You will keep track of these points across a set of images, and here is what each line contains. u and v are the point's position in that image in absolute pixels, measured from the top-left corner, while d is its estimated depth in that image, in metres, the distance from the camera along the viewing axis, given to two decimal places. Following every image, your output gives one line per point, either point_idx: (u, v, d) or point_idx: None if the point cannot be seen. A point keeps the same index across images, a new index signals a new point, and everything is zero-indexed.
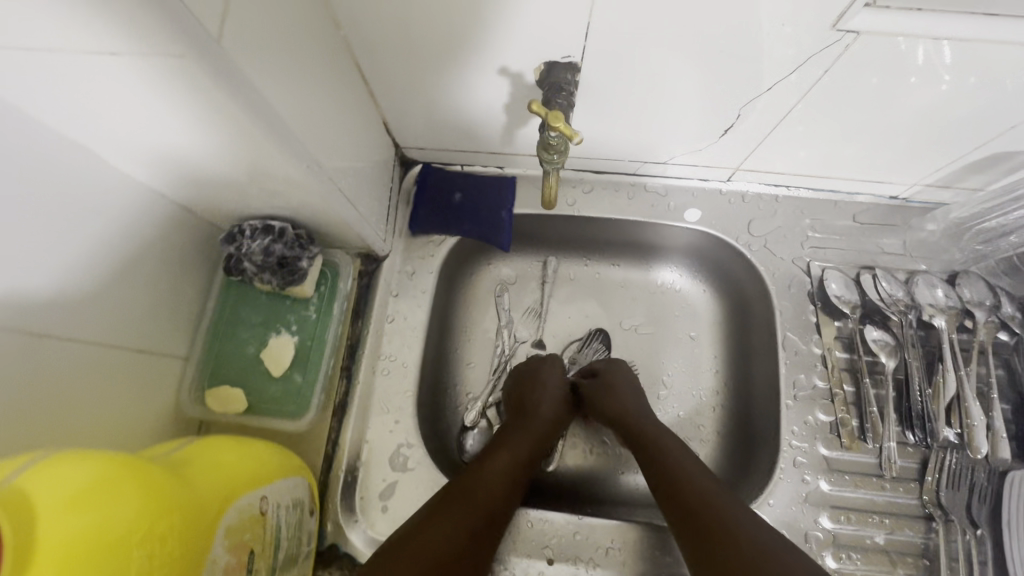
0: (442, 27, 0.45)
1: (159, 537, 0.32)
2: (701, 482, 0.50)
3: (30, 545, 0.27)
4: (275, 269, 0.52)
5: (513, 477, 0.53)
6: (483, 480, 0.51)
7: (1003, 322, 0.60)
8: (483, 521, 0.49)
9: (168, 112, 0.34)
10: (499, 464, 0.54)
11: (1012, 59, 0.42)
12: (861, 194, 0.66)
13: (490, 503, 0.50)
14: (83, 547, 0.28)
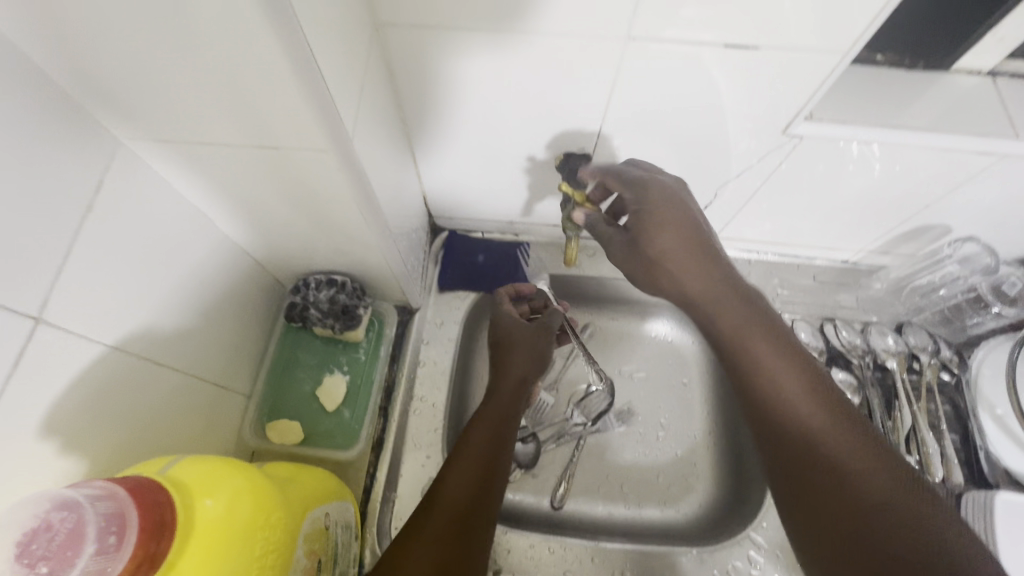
0: (487, 125, 0.59)
1: (272, 527, 0.38)
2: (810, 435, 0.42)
3: (193, 520, 0.34)
4: (337, 316, 0.60)
5: (496, 439, 0.57)
6: (471, 450, 0.55)
7: (944, 363, 0.72)
8: (475, 491, 0.52)
9: (294, 188, 0.44)
10: (482, 431, 0.58)
11: (920, 158, 0.56)
12: (818, 258, 0.79)
13: (482, 469, 0.54)
14: (227, 527, 0.35)
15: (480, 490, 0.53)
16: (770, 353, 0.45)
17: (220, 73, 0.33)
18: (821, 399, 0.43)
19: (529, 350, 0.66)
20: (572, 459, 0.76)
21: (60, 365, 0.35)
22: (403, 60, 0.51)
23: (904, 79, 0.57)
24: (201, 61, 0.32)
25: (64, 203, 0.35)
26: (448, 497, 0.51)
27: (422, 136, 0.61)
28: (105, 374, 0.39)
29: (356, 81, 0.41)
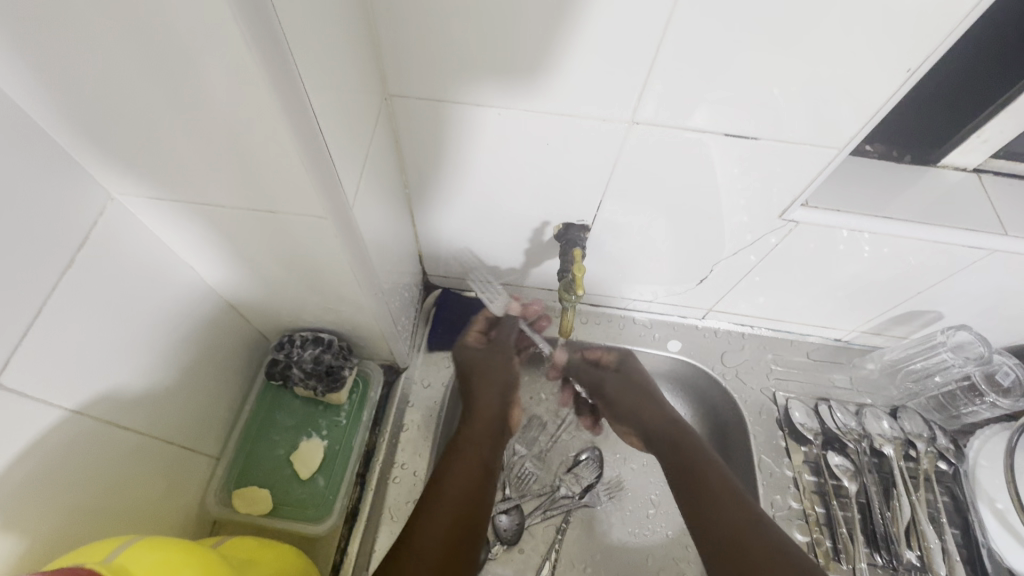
0: (488, 189, 0.59)
1: None
2: (717, 482, 0.56)
3: None
4: (320, 376, 0.57)
5: (473, 484, 0.55)
6: (445, 494, 0.53)
7: (941, 452, 0.70)
8: (452, 521, 0.51)
9: (286, 247, 0.43)
10: (459, 472, 0.55)
11: (911, 247, 0.57)
12: (812, 335, 0.79)
13: (455, 514, 0.52)
14: None
15: (453, 542, 0.50)
16: (720, 487, 0.56)
17: (221, 135, 0.32)
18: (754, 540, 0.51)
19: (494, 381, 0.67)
20: (559, 535, 0.73)
21: (10, 431, 0.32)
22: (410, 126, 0.52)
23: (894, 170, 0.59)
24: (202, 122, 0.31)
25: (37, 255, 0.33)
26: (419, 541, 0.49)
27: (422, 196, 0.61)
28: (59, 439, 0.36)
29: (362, 148, 0.42)
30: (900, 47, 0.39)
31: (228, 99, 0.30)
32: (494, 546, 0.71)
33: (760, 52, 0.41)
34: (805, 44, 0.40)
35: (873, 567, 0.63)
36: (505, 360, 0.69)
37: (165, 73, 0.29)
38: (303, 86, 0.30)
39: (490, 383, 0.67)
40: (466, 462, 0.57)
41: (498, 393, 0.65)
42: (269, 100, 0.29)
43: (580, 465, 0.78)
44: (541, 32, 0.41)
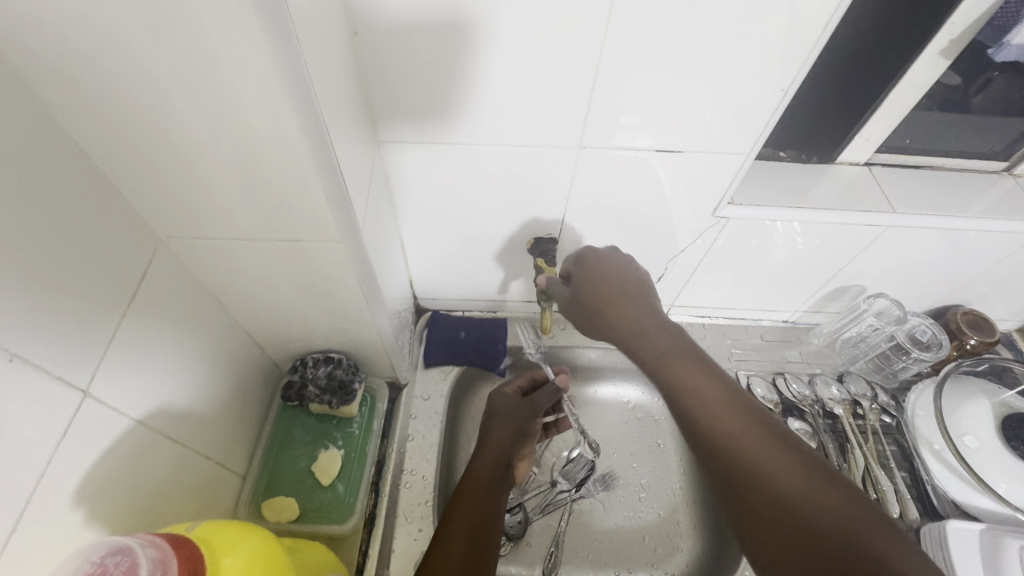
0: (468, 215, 0.68)
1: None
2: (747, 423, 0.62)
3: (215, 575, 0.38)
4: (334, 391, 0.64)
5: (478, 521, 0.57)
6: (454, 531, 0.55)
7: (884, 407, 0.80)
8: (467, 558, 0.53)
9: (305, 274, 0.51)
10: (466, 507, 0.58)
11: (822, 233, 0.69)
12: (764, 319, 0.89)
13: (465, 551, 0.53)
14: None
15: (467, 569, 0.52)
16: None
17: (261, 185, 0.41)
18: None
19: (512, 427, 0.70)
20: (561, 528, 0.79)
21: (90, 433, 0.38)
22: (400, 167, 0.61)
23: (803, 170, 0.71)
24: (244, 171, 0.40)
25: (108, 291, 0.40)
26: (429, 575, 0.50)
27: (411, 226, 0.70)
28: (128, 447, 0.42)
29: (364, 184, 0.50)
30: (777, 71, 0.51)
31: (269, 156, 0.38)
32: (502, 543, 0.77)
33: (673, 86, 0.52)
34: (704, 76, 0.51)
35: None
36: (527, 410, 0.73)
37: (220, 135, 0.37)
38: (328, 143, 0.40)
39: (509, 427, 0.70)
40: (472, 499, 0.59)
41: (513, 440, 0.68)
42: (302, 156, 0.38)
43: (573, 461, 0.84)
44: (500, 82, 0.52)
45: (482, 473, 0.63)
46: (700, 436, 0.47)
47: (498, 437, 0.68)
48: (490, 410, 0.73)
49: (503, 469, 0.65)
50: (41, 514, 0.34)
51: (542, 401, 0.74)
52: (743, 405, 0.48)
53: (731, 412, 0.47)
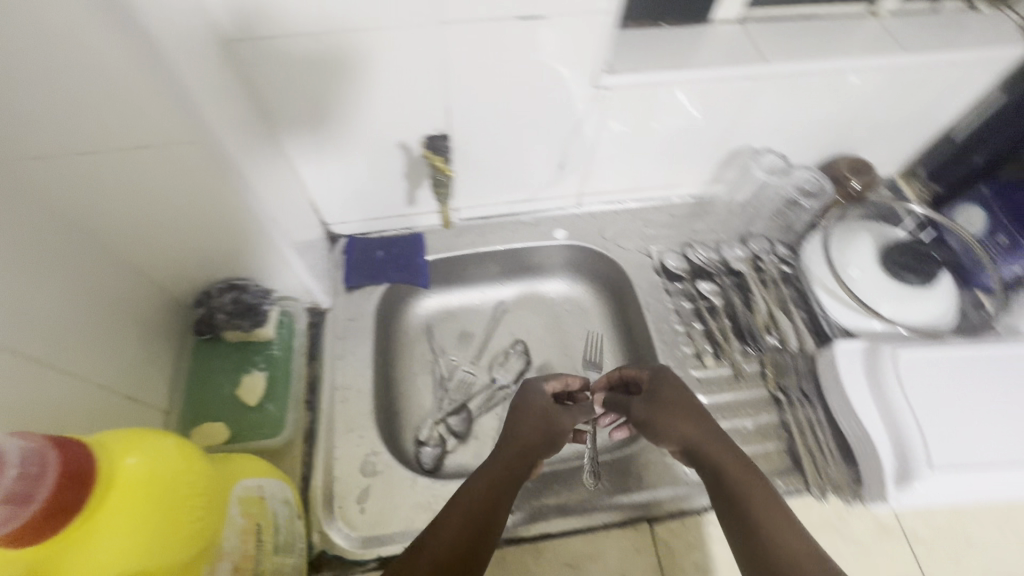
0: (349, 123, 0.66)
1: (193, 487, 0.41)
2: (728, 462, 0.57)
3: (111, 479, 0.37)
4: (244, 315, 0.65)
5: (490, 513, 0.53)
6: (446, 526, 0.51)
7: (783, 259, 0.86)
8: (457, 551, 0.49)
9: (173, 170, 0.50)
10: (475, 489, 0.55)
11: (702, 94, 0.71)
12: (671, 196, 0.92)
13: (458, 538, 0.50)
14: (153, 478, 0.39)
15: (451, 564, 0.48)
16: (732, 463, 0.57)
17: (71, 62, 0.40)
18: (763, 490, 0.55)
19: (536, 423, 0.64)
20: (503, 419, 0.83)
21: None
22: (261, 77, 0.57)
23: (679, 35, 0.71)
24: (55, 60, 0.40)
25: None
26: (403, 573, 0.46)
27: (293, 142, 0.67)
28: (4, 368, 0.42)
29: (205, 85, 0.47)
30: None
31: (60, 16, 0.37)
32: (449, 442, 0.81)
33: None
34: None
35: (745, 354, 0.78)
36: (561, 412, 0.66)
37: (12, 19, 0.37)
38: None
39: (534, 412, 0.65)
40: (482, 488, 0.55)
41: (545, 429, 0.63)
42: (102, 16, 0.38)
43: (509, 360, 0.89)
44: None
45: (508, 458, 0.59)
46: (742, 508, 0.53)
47: (532, 429, 0.63)
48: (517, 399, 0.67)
49: (531, 454, 0.60)
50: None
51: (567, 421, 0.65)
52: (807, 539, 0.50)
53: (773, 503, 0.53)
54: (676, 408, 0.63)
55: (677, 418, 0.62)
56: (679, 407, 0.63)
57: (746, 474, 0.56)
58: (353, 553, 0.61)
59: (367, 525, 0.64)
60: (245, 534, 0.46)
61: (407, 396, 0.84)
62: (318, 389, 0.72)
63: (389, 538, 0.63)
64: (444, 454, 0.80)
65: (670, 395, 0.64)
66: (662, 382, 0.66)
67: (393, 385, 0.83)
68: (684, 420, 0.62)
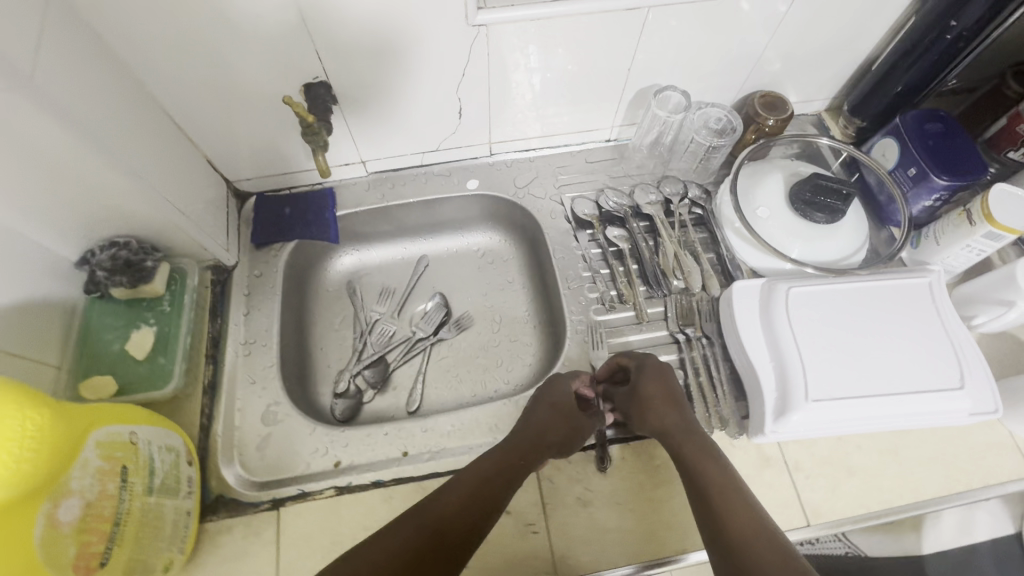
0: (224, 73, 0.65)
1: (34, 431, 0.42)
2: (687, 443, 0.58)
3: None
4: (125, 272, 0.66)
5: (470, 519, 0.52)
6: (428, 518, 0.51)
7: (695, 202, 0.85)
8: (444, 542, 0.49)
9: (20, 136, 0.48)
10: (465, 484, 0.54)
11: (590, 28, 0.68)
12: (587, 142, 0.91)
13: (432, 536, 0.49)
14: None
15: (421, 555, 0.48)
16: (691, 445, 0.58)
17: None
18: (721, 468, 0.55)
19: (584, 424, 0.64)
20: (420, 370, 0.84)
21: None
22: (105, 23, 0.55)
23: None
24: None
25: None
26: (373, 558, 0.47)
27: (169, 96, 0.66)
28: None
29: (28, 33, 0.46)
30: None
31: None
32: (366, 393, 0.83)
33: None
34: None
35: (649, 298, 0.78)
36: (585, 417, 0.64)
37: None
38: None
39: (566, 411, 0.64)
40: (468, 484, 0.55)
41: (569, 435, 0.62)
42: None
43: (428, 312, 0.89)
44: None
45: (512, 460, 0.58)
46: (708, 499, 0.52)
47: (552, 431, 0.62)
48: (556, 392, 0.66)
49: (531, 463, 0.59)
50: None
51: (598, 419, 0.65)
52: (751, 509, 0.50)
53: (733, 489, 0.52)
54: (651, 398, 0.63)
55: (654, 407, 0.62)
56: (658, 397, 0.63)
57: (703, 456, 0.56)
58: (246, 495, 0.64)
59: (263, 469, 0.66)
60: (105, 476, 0.48)
61: (323, 351, 0.85)
62: (222, 344, 0.72)
63: (286, 481, 0.66)
64: (361, 404, 0.81)
65: (648, 382, 0.65)
66: (652, 370, 0.66)
67: (307, 338, 0.85)
68: (665, 408, 0.62)
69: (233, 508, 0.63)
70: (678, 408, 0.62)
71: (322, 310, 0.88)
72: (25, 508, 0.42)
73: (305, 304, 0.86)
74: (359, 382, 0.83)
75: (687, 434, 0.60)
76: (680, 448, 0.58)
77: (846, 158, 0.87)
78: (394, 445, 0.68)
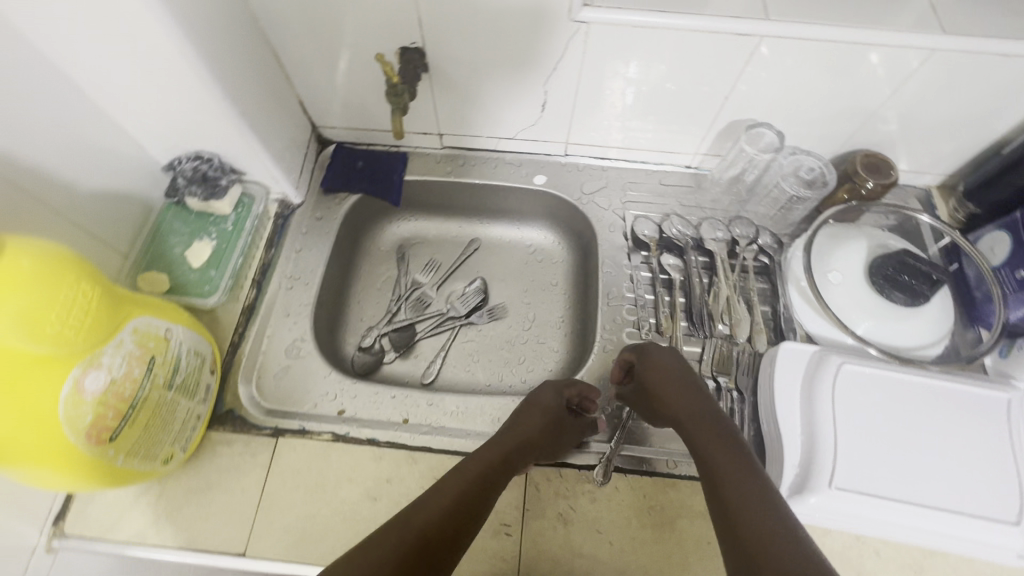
0: (331, 23, 0.68)
1: (83, 295, 0.46)
2: (702, 427, 0.59)
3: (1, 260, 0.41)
4: (201, 184, 0.71)
5: (457, 514, 0.53)
6: (420, 509, 0.52)
7: (763, 249, 0.80)
8: (438, 531, 0.51)
9: (141, 46, 0.52)
10: (455, 482, 0.56)
11: (695, 47, 0.65)
12: (666, 164, 0.88)
13: (427, 530, 0.50)
14: (48, 274, 0.43)
15: (421, 541, 0.49)
16: (708, 428, 0.59)
17: None
18: (734, 454, 0.55)
19: (545, 419, 0.65)
20: (444, 346, 0.86)
21: None
22: None
23: None
24: None
25: None
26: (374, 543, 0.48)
27: (278, 35, 0.70)
28: None
29: None
30: None
31: None
32: (388, 354, 0.85)
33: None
34: None
35: (688, 336, 0.75)
36: (545, 419, 0.65)
37: None
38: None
39: (538, 414, 0.66)
40: (462, 475, 0.57)
41: (542, 429, 0.63)
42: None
43: (466, 293, 0.90)
44: None
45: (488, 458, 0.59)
46: (718, 481, 0.53)
47: (527, 427, 0.63)
48: (530, 402, 0.68)
49: (513, 462, 0.60)
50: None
51: (581, 425, 0.67)
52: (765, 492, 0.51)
53: (750, 472, 0.53)
54: (668, 380, 0.65)
55: (673, 394, 0.63)
56: (670, 386, 0.64)
57: (713, 442, 0.57)
58: (253, 416, 0.67)
59: (274, 398, 0.69)
60: (135, 361, 0.52)
61: (360, 303, 0.88)
62: (269, 273, 0.76)
63: (290, 414, 0.68)
64: (380, 363, 0.84)
65: (660, 366, 0.66)
66: (660, 360, 0.67)
67: (348, 288, 0.88)
68: (681, 398, 0.63)
69: (238, 425, 0.66)
70: (695, 394, 0.63)
71: (370, 264, 0.91)
72: (60, 362, 0.46)
73: (356, 256, 0.90)
74: (384, 342, 0.86)
75: (710, 420, 0.60)
76: (697, 432, 0.59)
77: (948, 244, 0.78)
78: (397, 410, 0.69)
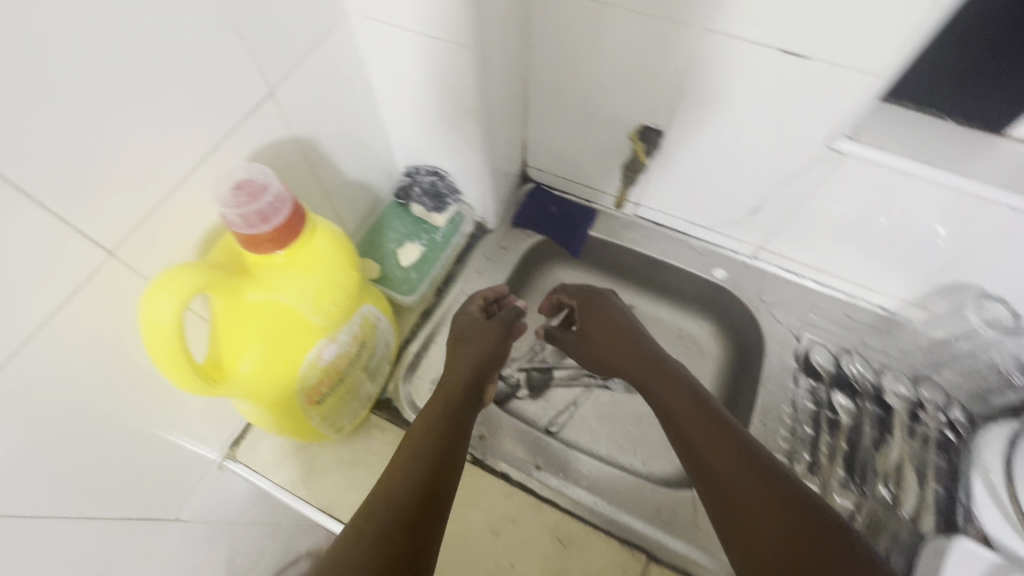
0: (588, 90, 0.73)
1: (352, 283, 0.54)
2: (684, 409, 0.61)
3: (313, 243, 0.49)
4: (431, 197, 0.80)
5: (447, 449, 0.58)
6: (413, 443, 0.58)
7: (952, 423, 0.72)
8: (433, 477, 0.54)
9: (449, 69, 0.61)
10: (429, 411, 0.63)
11: (950, 204, 0.62)
12: (857, 298, 0.83)
13: (428, 476, 0.54)
14: (336, 261, 0.51)
15: (428, 487, 0.53)
16: (693, 413, 0.60)
17: None
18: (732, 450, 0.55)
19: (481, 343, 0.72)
20: (576, 400, 0.89)
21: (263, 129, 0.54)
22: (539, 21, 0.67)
23: (959, 136, 0.63)
24: None
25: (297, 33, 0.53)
26: (385, 481, 0.54)
27: (536, 87, 0.77)
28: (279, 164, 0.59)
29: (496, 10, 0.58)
30: None
31: None
32: (522, 389, 0.90)
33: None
34: None
35: (843, 486, 0.69)
36: (496, 328, 0.74)
37: None
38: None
39: (476, 344, 0.73)
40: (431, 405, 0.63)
41: (479, 351, 0.70)
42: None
43: None
44: None
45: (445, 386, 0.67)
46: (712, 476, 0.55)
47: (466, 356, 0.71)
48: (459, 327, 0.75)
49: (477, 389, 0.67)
50: (224, 144, 0.51)
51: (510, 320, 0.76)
52: (776, 500, 0.50)
53: (723, 471, 0.54)
54: (655, 369, 0.68)
55: (660, 380, 0.66)
56: (653, 368, 0.68)
57: (712, 439, 0.57)
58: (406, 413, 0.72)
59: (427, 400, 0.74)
60: (354, 344, 0.60)
61: None
62: (452, 286, 0.83)
63: None
64: (513, 395, 0.89)
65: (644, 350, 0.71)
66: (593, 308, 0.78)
67: None
68: (668, 381, 0.66)
69: (393, 416, 0.72)
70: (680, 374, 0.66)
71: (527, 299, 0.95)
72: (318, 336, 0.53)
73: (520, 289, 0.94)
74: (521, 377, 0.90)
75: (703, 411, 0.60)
76: (689, 420, 0.60)
77: None
78: (530, 457, 0.70)
